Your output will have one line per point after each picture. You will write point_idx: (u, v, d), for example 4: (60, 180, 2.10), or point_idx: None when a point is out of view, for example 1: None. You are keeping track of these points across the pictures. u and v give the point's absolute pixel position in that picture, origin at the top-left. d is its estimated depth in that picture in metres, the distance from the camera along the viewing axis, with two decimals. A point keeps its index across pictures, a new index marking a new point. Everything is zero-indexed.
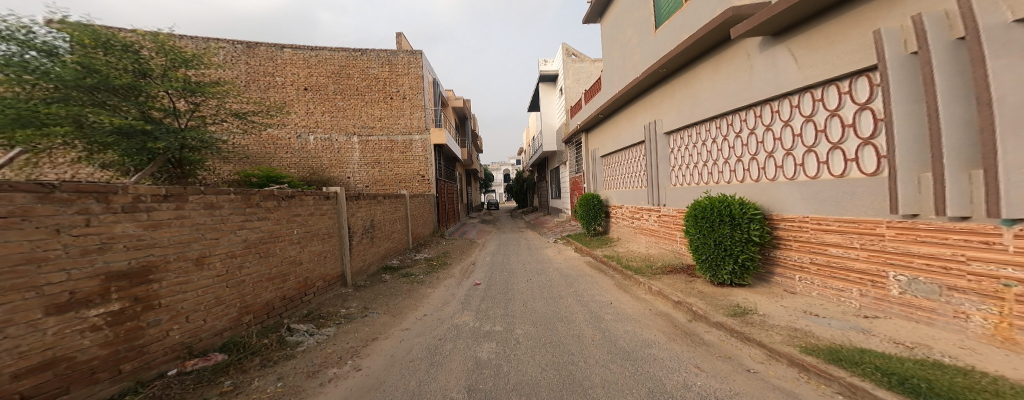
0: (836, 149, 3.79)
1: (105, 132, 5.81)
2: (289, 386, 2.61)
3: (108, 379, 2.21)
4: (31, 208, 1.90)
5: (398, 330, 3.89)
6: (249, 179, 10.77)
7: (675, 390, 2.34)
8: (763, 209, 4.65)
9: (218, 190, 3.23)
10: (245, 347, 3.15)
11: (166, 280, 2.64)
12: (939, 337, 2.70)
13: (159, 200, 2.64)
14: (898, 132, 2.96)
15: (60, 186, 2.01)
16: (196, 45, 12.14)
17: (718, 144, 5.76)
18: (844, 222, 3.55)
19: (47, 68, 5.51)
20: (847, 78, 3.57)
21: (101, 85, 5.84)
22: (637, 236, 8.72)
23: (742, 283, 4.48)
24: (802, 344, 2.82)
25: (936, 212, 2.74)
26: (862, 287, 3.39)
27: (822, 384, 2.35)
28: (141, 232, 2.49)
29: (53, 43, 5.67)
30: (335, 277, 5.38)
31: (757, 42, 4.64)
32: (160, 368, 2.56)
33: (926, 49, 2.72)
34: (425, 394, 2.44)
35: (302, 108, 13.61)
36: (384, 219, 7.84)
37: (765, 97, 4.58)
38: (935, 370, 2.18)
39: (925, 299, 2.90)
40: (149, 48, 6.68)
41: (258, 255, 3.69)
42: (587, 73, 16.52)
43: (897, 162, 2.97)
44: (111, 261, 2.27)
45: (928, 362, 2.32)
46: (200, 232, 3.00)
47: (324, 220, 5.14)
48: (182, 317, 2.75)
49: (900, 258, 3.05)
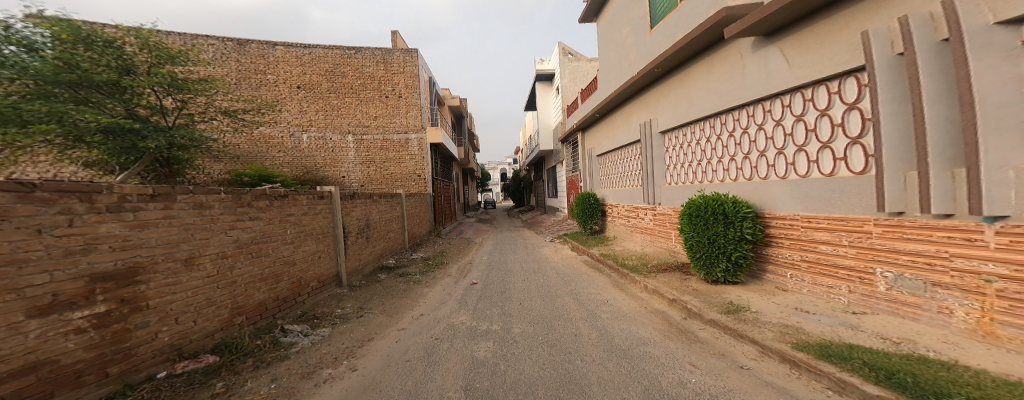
0: (826, 148, 3.81)
1: (90, 131, 5.75)
2: (284, 388, 2.59)
3: (94, 383, 2.18)
4: (11, 208, 1.85)
5: (395, 330, 3.87)
6: (243, 178, 10.61)
7: (670, 388, 2.34)
8: (755, 207, 4.69)
9: (207, 190, 3.19)
10: (238, 348, 3.13)
11: (154, 282, 2.60)
12: (925, 332, 2.73)
13: (146, 199, 2.59)
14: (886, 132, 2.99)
15: (41, 186, 1.97)
16: (187, 42, 12.00)
17: (712, 143, 5.79)
18: (833, 220, 3.58)
19: (26, 64, 5.33)
20: (837, 78, 3.60)
21: (82, 81, 5.71)
22: (633, 234, 8.71)
23: (735, 281, 4.50)
24: (792, 340, 2.84)
25: (920, 210, 2.78)
26: (850, 284, 3.43)
27: (812, 380, 2.37)
28: (127, 232, 2.44)
29: (32, 38, 5.48)
30: (330, 277, 5.34)
31: (750, 42, 4.66)
32: (149, 371, 2.52)
33: (912, 50, 2.74)
34: (420, 394, 2.42)
35: (296, 107, 13.50)
36: (380, 219, 7.82)
37: (758, 97, 4.60)
38: (922, 365, 2.21)
39: (910, 295, 2.93)
40: (134, 44, 6.59)
41: (250, 255, 3.66)
42: (584, 72, 16.54)
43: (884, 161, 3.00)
44: (97, 262, 2.23)
45: (915, 356, 2.35)
46: (190, 233, 2.96)
47: (318, 220, 5.11)
48: (172, 318, 2.72)
49: (888, 255, 3.07)
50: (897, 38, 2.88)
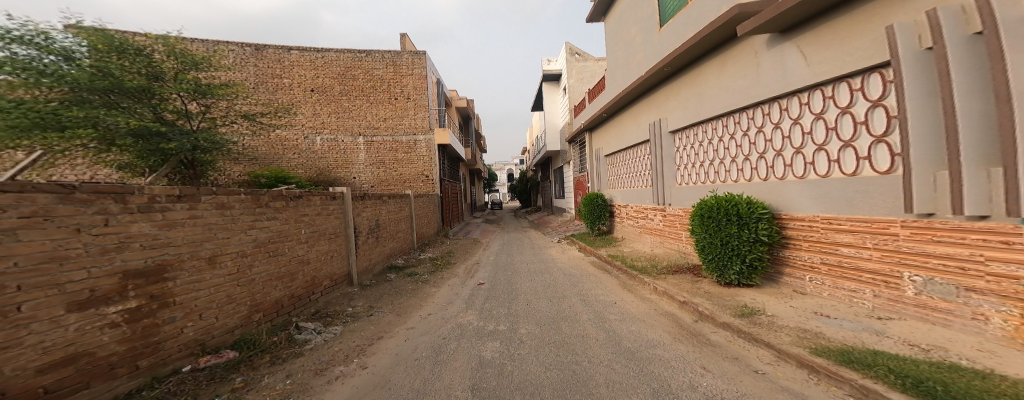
0: (848, 147, 3.76)
1: (122, 135, 6.01)
2: (298, 384, 2.67)
3: (125, 375, 2.28)
4: (54, 208, 1.96)
5: (404, 329, 3.94)
6: (259, 179, 10.90)
7: (680, 390, 2.36)
8: (772, 208, 4.65)
9: (229, 191, 3.31)
10: (256, 344, 3.24)
11: (181, 278, 2.71)
12: (958, 339, 2.67)
13: (173, 200, 2.71)
14: (914, 129, 2.94)
15: (80, 187, 2.08)
16: (208, 48, 12.35)
17: (725, 143, 5.75)
18: (856, 222, 3.54)
19: (63, 72, 5.61)
20: (858, 75, 3.56)
21: (114, 87, 5.94)
22: (642, 235, 8.69)
23: (750, 283, 4.46)
24: (812, 345, 2.82)
25: (953, 211, 2.72)
26: (874, 288, 3.39)
27: (833, 386, 2.36)
28: (156, 231, 2.56)
29: (71, 48, 5.78)
30: (342, 277, 5.45)
31: (764, 39, 4.63)
32: (175, 364, 2.63)
33: (942, 44, 2.70)
34: (430, 393, 2.47)
35: (310, 110, 13.76)
36: (389, 219, 7.92)
37: (773, 95, 4.56)
38: (954, 373, 2.18)
39: (941, 300, 2.88)
40: (161, 51, 6.78)
41: (268, 254, 3.77)
42: (590, 72, 16.48)
43: (913, 161, 2.95)
44: (129, 259, 2.34)
45: (946, 364, 2.31)
46: (213, 232, 3.07)
47: (330, 220, 5.22)
48: (196, 314, 2.83)
49: (917, 258, 3.02)
50: (924, 32, 2.83)
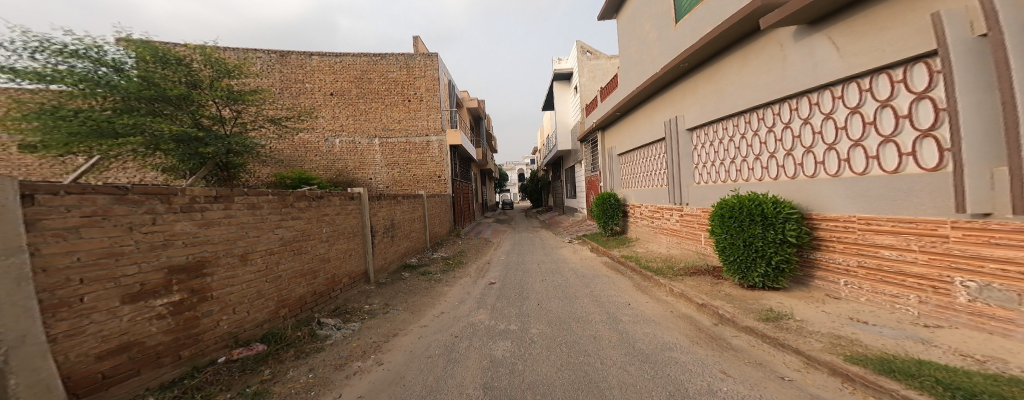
0: (889, 142, 3.66)
1: (165, 140, 6.30)
2: (319, 378, 2.80)
3: (170, 364, 2.45)
4: (110, 208, 2.14)
5: (418, 327, 4.06)
6: (285, 181, 11.28)
7: (696, 394, 2.39)
8: (802, 208, 4.57)
9: (259, 192, 3.48)
10: (282, 339, 3.40)
11: (217, 274, 2.88)
12: (1016, 349, 2.57)
13: (210, 200, 2.88)
14: (965, 125, 2.87)
15: (131, 189, 2.26)
16: (238, 56, 12.86)
17: (749, 140, 5.68)
18: (899, 222, 3.44)
19: (114, 82, 5.99)
20: (900, 66, 3.47)
21: (158, 95, 6.29)
22: (657, 236, 8.62)
23: (777, 286, 4.40)
24: (845, 352, 2.79)
25: (1015, 211, 2.63)
26: (920, 293, 3.29)
27: (870, 396, 2.33)
28: (196, 229, 2.73)
29: (120, 60, 6.17)
30: (359, 275, 5.62)
31: (791, 32, 4.56)
32: (212, 355, 2.80)
33: (1000, 31, 2.67)
34: (443, 390, 2.57)
35: (330, 113, 14.15)
36: (404, 219, 8.10)
37: (802, 89, 4.48)
38: (1010, 386, 2.11)
39: (999, 307, 2.77)
40: (199, 61, 7.11)
41: (293, 252, 3.94)
42: (602, 70, 16.37)
43: (965, 159, 2.87)
44: (173, 256, 2.52)
45: (1003, 377, 2.23)
46: (244, 231, 3.24)
47: (349, 220, 5.40)
48: (230, 308, 2.99)
49: (969, 262, 2.92)
50: (979, 19, 2.80)
